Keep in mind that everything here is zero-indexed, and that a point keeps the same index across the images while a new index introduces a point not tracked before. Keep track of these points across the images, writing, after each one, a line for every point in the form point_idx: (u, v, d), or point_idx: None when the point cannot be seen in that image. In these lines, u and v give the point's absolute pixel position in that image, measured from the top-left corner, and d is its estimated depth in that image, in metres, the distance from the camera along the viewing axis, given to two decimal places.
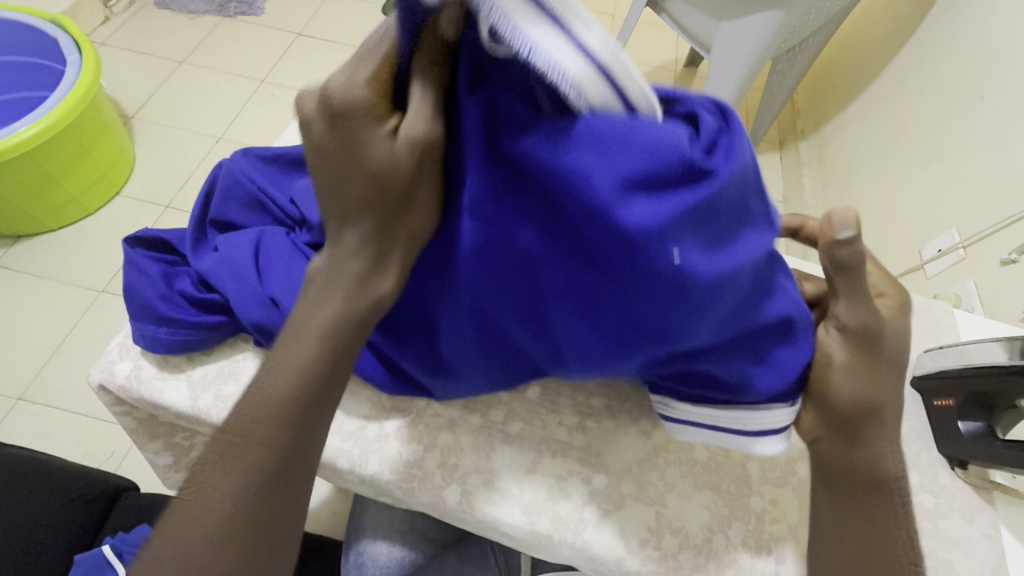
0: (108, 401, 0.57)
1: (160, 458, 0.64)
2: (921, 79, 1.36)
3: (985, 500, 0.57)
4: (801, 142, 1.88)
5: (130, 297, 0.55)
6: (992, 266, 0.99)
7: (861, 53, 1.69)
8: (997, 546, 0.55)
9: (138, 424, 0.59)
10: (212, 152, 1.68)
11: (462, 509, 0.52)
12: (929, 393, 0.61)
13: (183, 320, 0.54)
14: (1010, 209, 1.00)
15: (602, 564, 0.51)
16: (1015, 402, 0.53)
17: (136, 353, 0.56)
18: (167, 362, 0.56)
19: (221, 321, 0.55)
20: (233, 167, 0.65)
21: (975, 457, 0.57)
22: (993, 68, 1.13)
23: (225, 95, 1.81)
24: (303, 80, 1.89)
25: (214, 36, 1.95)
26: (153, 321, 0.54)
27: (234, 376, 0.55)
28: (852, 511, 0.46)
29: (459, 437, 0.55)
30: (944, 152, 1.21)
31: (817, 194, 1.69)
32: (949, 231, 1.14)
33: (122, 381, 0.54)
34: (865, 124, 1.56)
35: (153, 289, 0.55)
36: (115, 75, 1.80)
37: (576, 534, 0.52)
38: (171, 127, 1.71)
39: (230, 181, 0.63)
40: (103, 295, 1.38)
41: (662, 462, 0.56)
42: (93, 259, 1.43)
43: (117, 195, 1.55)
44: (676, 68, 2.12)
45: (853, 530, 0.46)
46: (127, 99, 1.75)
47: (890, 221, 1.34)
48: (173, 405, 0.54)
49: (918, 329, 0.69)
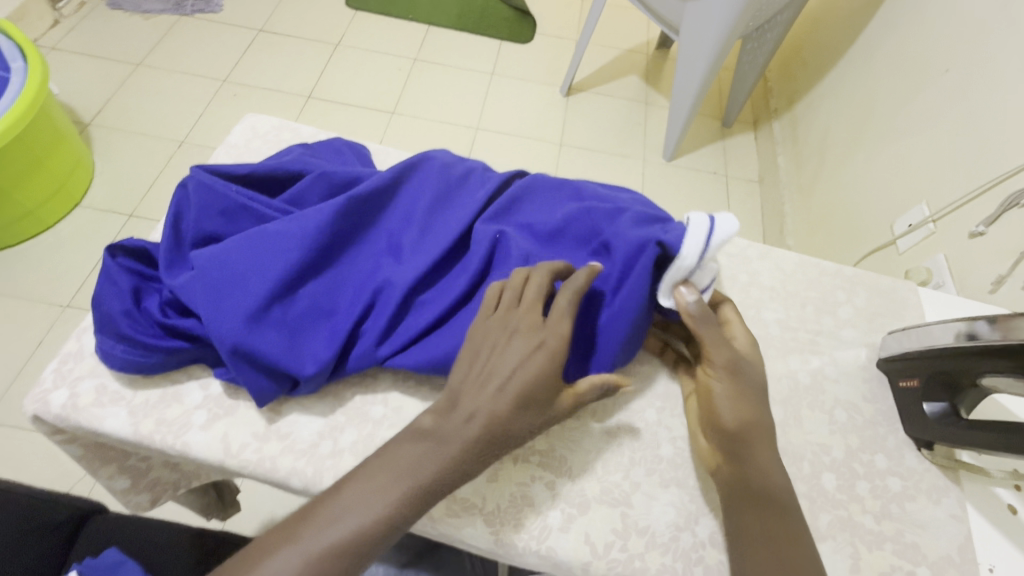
0: (47, 431, 0.54)
1: (116, 483, 0.61)
2: (888, 53, 1.35)
3: (951, 479, 0.57)
4: (774, 121, 1.87)
5: (95, 306, 0.53)
6: (961, 239, 0.99)
7: (829, 29, 1.67)
8: (963, 526, 0.55)
9: (83, 452, 0.56)
10: (174, 157, 1.62)
11: (422, 523, 0.51)
12: (895, 375, 0.61)
13: (141, 343, 0.52)
14: (977, 181, 1.00)
15: (568, 569, 0.50)
16: (978, 380, 0.53)
17: (73, 379, 0.53)
18: (106, 389, 0.53)
19: (179, 352, 0.53)
20: (210, 173, 0.60)
21: (940, 438, 0.56)
22: (957, 39, 1.13)
23: (185, 97, 1.75)
24: (267, 78, 1.83)
25: (171, 36, 1.88)
26: (113, 338, 0.52)
27: (178, 399, 0.53)
28: (753, 522, 0.46)
29: None
30: (912, 127, 1.21)
31: (792, 172, 1.69)
32: (919, 205, 1.14)
33: (57, 410, 0.52)
34: (835, 100, 1.55)
35: (121, 305, 0.53)
36: (68, 80, 1.73)
37: (541, 541, 0.50)
38: (130, 132, 1.65)
39: (204, 187, 0.58)
40: (68, 310, 1.34)
41: (627, 461, 0.55)
42: (56, 273, 1.38)
43: (77, 206, 1.50)
44: (649, 51, 2.10)
45: (754, 541, 0.45)
46: (81, 105, 1.68)
47: (863, 196, 1.34)
48: (120, 430, 0.51)
49: (883, 310, 0.69)
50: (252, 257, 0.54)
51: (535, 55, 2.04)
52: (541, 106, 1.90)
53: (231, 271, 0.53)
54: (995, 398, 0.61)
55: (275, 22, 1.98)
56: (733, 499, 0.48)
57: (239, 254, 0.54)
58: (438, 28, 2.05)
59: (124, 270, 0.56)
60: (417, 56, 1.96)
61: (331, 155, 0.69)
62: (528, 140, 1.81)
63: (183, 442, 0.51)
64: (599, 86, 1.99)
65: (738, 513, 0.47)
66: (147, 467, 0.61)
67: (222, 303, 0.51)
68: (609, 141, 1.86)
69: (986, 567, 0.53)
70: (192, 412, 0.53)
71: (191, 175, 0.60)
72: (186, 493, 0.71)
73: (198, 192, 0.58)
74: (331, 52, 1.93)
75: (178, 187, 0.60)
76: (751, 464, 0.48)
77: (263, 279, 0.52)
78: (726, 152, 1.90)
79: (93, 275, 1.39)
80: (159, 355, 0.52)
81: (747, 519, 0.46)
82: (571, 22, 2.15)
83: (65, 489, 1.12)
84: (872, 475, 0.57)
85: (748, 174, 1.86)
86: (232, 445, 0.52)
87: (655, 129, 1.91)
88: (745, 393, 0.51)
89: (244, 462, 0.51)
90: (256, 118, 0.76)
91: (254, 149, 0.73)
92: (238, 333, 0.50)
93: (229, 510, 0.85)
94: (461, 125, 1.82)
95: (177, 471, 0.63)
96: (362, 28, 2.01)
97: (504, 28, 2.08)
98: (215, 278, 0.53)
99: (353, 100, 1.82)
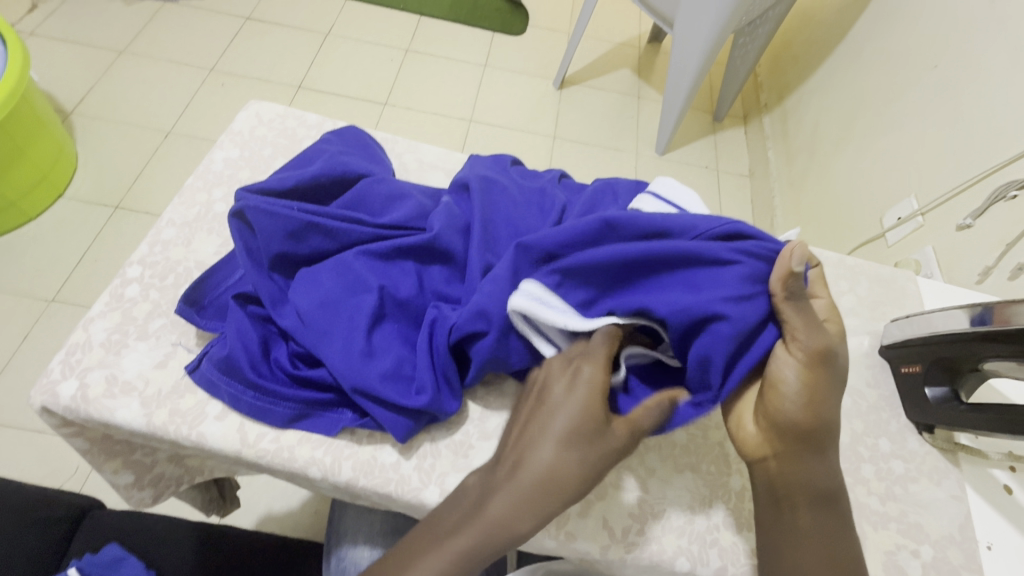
0: (55, 423, 0.53)
1: (120, 478, 0.59)
2: (878, 49, 1.38)
3: (951, 461, 0.59)
4: (764, 116, 1.90)
5: (218, 357, 0.51)
6: (949, 231, 1.02)
7: (819, 25, 1.70)
8: (963, 505, 0.56)
9: (91, 445, 0.55)
10: (161, 148, 1.59)
11: None
12: (897, 360, 0.62)
13: (270, 388, 0.51)
14: (966, 175, 1.02)
15: (587, 554, 0.51)
16: (978, 365, 0.55)
17: (82, 370, 0.52)
18: (117, 380, 0.52)
19: (307, 393, 0.52)
20: (263, 199, 0.56)
21: (941, 421, 0.58)
22: (945, 34, 1.15)
23: (172, 86, 1.71)
24: (256, 67, 1.80)
25: (155, 24, 1.83)
26: (241, 383, 0.51)
27: (192, 390, 0.52)
28: (814, 521, 0.46)
29: (435, 439, 0.54)
30: (900, 121, 1.24)
31: (782, 166, 1.72)
32: (908, 199, 1.16)
33: (67, 402, 0.50)
34: (825, 95, 1.58)
35: (234, 353, 0.51)
36: (48, 68, 1.67)
37: (560, 526, 0.51)
38: (115, 122, 1.61)
39: (264, 214, 0.53)
40: (54, 305, 1.30)
41: (641, 447, 0.56)
42: (40, 265, 1.35)
43: (61, 198, 1.45)
44: (641, 45, 2.11)
45: (805, 536, 0.45)
46: (63, 93, 1.63)
47: (853, 191, 1.36)
48: (198, 441, 0.50)
49: (883, 300, 0.71)
50: (354, 289, 0.52)
51: (528, 47, 2.03)
52: (534, 100, 1.90)
53: (339, 308, 0.52)
54: (991, 383, 0.63)
55: (263, 11, 1.94)
56: (783, 491, 0.46)
57: (335, 290, 0.52)
58: (429, 18, 2.03)
59: (248, 318, 0.53)
60: (409, 47, 1.94)
61: (357, 150, 0.67)
62: (521, 134, 1.81)
63: (199, 433, 0.50)
64: (592, 79, 1.99)
65: (789, 513, 0.46)
66: (153, 460, 0.59)
67: (337, 343, 0.50)
68: (602, 134, 1.86)
69: (985, 544, 0.55)
70: (207, 402, 0.52)
71: (240, 199, 0.55)
72: (191, 487, 0.70)
73: (263, 219, 0.53)
74: (321, 41, 1.90)
75: (233, 220, 0.54)
76: (828, 463, 0.47)
77: (367, 317, 0.51)
78: (717, 145, 1.93)
79: (79, 268, 1.36)
80: (290, 401, 0.51)
81: (789, 513, 0.46)
82: (564, 15, 2.14)
83: (57, 485, 1.09)
84: (876, 459, 0.59)
85: (739, 168, 1.88)
86: (248, 434, 0.51)
87: (648, 123, 1.92)
88: (822, 387, 0.47)
89: (261, 451, 0.51)
90: (260, 105, 0.74)
91: (260, 138, 0.71)
92: (362, 378, 0.49)
93: (229, 507, 0.83)
94: (455, 117, 1.81)
95: (185, 462, 0.62)
96: (352, 17, 1.98)
97: (497, 21, 2.07)
98: (324, 320, 0.51)
99: (344, 91, 1.80)
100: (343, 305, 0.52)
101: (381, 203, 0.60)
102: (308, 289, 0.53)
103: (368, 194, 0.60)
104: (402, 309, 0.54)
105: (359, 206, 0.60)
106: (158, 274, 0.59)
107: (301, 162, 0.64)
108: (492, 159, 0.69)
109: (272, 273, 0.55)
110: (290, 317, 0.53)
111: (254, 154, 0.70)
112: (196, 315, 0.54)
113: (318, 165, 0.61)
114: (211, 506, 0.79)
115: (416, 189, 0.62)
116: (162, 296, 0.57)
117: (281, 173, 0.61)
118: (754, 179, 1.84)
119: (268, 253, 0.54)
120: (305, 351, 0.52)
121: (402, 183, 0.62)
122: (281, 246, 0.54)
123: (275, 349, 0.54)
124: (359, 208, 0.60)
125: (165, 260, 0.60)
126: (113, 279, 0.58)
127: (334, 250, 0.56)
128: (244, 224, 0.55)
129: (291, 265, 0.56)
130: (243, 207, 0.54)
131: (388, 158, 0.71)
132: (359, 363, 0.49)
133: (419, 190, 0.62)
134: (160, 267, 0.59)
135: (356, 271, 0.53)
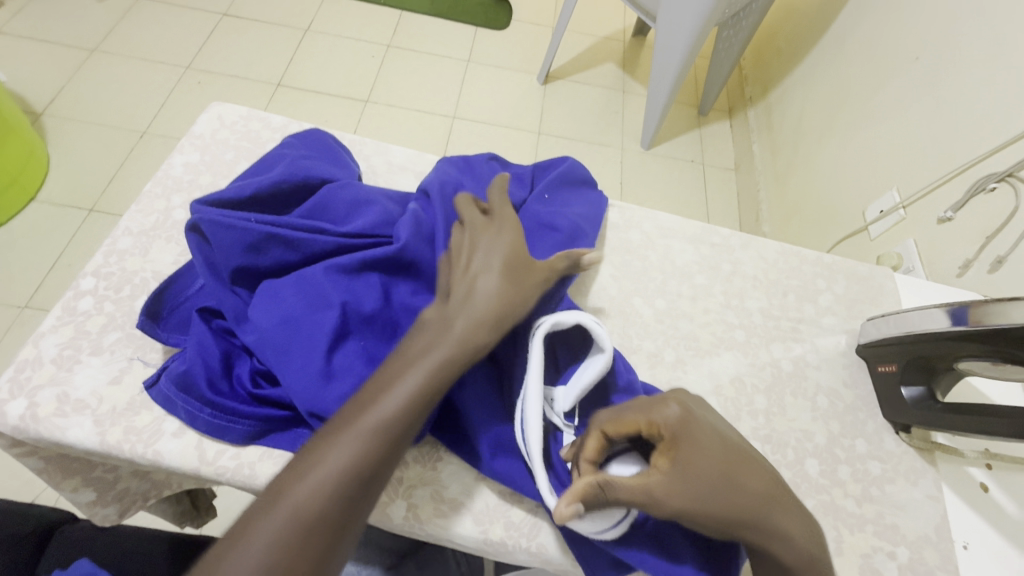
0: (5, 444, 0.51)
1: (80, 497, 0.57)
2: (860, 41, 1.37)
3: (927, 461, 0.59)
4: (749, 110, 1.89)
5: (177, 375, 0.49)
6: (930, 225, 1.02)
7: (803, 17, 1.69)
8: (939, 505, 0.56)
9: (46, 464, 0.53)
10: (137, 149, 1.55)
11: (410, 525, 0.50)
12: (874, 359, 0.62)
13: (229, 408, 0.49)
14: (945, 168, 1.02)
15: (560, 565, 0.50)
16: (953, 364, 0.54)
17: (31, 389, 0.50)
18: (68, 398, 0.50)
19: (265, 414, 0.50)
20: (224, 210, 0.54)
21: (917, 421, 0.57)
22: (926, 25, 1.15)
23: (147, 85, 1.67)
24: (233, 64, 1.76)
25: (128, 21, 1.78)
26: (197, 401, 0.48)
27: (149, 406, 0.50)
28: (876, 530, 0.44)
29: (402, 451, 0.52)
30: (883, 115, 1.24)
31: (767, 160, 1.71)
32: (890, 192, 1.16)
33: (15, 422, 0.48)
34: (809, 87, 1.57)
35: (192, 369, 0.49)
36: (17, 67, 1.62)
37: (532, 538, 0.50)
38: (89, 122, 1.57)
39: (219, 226, 0.51)
40: (26, 311, 1.27)
41: None
42: (13, 271, 1.31)
43: (33, 202, 1.42)
44: (625, 38, 2.09)
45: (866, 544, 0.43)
46: (33, 93, 1.59)
47: (837, 185, 1.36)
48: (153, 461, 0.49)
49: (861, 298, 0.70)
50: (314, 305, 0.51)
51: (512, 42, 2.00)
52: (518, 95, 1.88)
53: (298, 325, 0.50)
54: (968, 381, 0.62)
55: (240, 7, 1.89)
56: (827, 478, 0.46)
57: (295, 306, 0.51)
58: (411, 13, 1.99)
59: (211, 332, 0.51)
60: (390, 42, 1.91)
61: (321, 153, 0.65)
62: (505, 130, 1.79)
63: (155, 451, 0.49)
64: (577, 74, 1.98)
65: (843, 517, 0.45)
66: (114, 477, 0.58)
67: (296, 363, 0.48)
68: (586, 129, 1.85)
69: (961, 544, 0.54)
70: (164, 418, 0.50)
71: (196, 208, 0.53)
72: (159, 501, 0.68)
73: (220, 232, 0.51)
74: (300, 37, 1.86)
75: (189, 234, 0.52)
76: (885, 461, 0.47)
77: (328, 335, 0.49)
78: (703, 140, 1.92)
79: (53, 273, 1.33)
80: (250, 419, 0.49)
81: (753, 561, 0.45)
82: (548, 9, 2.12)
83: (31, 499, 1.07)
84: (853, 460, 0.58)
85: (724, 162, 1.87)
86: (207, 451, 0.49)
87: (632, 118, 1.90)
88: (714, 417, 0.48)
89: (221, 468, 0.49)
90: (223, 106, 0.72)
91: (221, 141, 0.69)
92: (321, 400, 0.47)
93: (203, 519, 0.81)
94: (437, 114, 1.78)
95: (148, 479, 0.60)
96: (331, 13, 1.94)
97: (480, 15, 2.04)
98: (284, 338, 0.49)
99: (324, 88, 1.76)
100: (305, 320, 0.50)
101: (346, 209, 0.58)
102: (269, 304, 0.51)
103: (331, 201, 0.58)
104: (368, 325, 0.51)
105: (325, 215, 0.58)
106: (113, 285, 0.56)
107: (260, 168, 0.61)
108: (462, 159, 0.67)
109: (236, 286, 0.54)
110: (254, 331, 0.51)
111: (216, 158, 0.67)
112: (157, 329, 0.52)
113: (280, 172, 0.59)
114: (184, 519, 0.77)
115: (381, 194, 0.60)
116: (118, 309, 0.55)
117: (240, 180, 0.59)
118: (739, 174, 1.83)
119: (227, 266, 0.52)
120: (265, 368, 0.50)
121: (368, 189, 0.60)
122: (242, 258, 0.52)
123: (236, 364, 0.52)
124: (324, 216, 0.58)
125: (121, 270, 0.57)
126: (66, 291, 0.55)
127: (297, 261, 0.54)
128: (200, 236, 0.53)
129: (252, 277, 0.54)
130: (199, 218, 0.52)
131: (356, 161, 0.69)
132: (318, 385, 0.47)
133: (388, 195, 0.61)
134: (115, 278, 0.57)
135: (319, 285, 0.52)
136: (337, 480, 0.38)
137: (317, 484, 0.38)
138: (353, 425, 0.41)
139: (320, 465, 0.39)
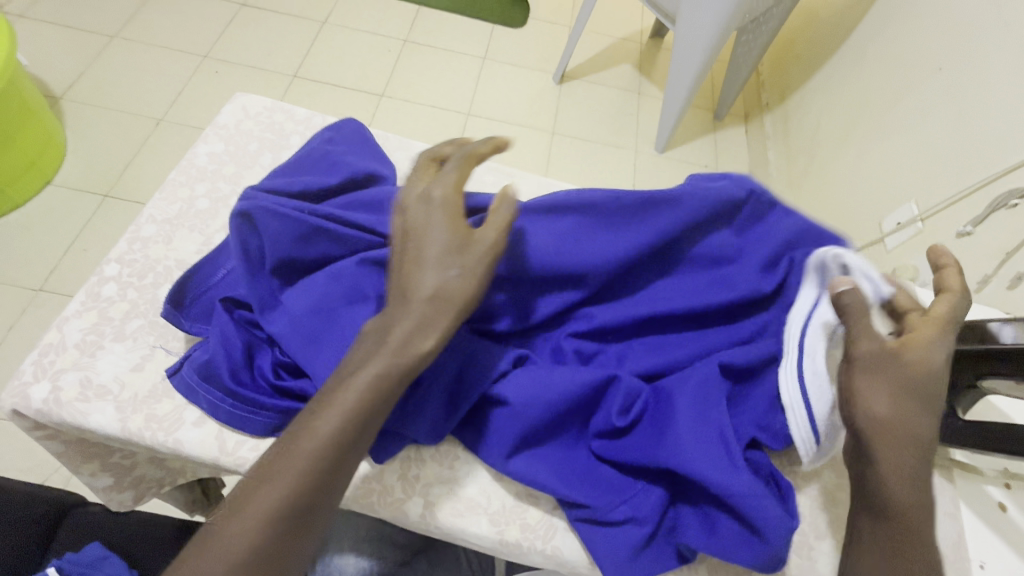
0: (27, 426, 0.51)
1: (97, 481, 0.58)
2: (881, 51, 1.36)
3: (946, 477, 0.58)
4: (766, 116, 1.88)
5: (200, 362, 0.49)
6: (948, 239, 1.01)
7: (823, 24, 1.68)
8: (956, 523, 0.56)
9: (66, 448, 0.54)
10: (153, 136, 1.56)
11: (426, 523, 0.50)
12: None
13: (251, 398, 0.49)
14: (965, 183, 1.01)
15: (574, 568, 0.50)
16: (976, 381, 0.52)
17: (55, 373, 0.50)
18: (91, 383, 0.50)
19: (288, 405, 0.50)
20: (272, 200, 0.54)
21: (939, 437, 0.57)
22: (949, 37, 1.14)
23: (164, 72, 1.67)
24: (250, 54, 1.76)
25: (148, 9, 1.79)
26: (219, 391, 0.49)
27: (170, 394, 0.51)
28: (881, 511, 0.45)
29: (419, 448, 0.53)
30: (903, 126, 1.23)
31: (782, 167, 1.70)
32: (908, 204, 1.15)
33: (38, 405, 0.49)
34: (827, 95, 1.56)
35: (214, 359, 0.49)
36: (37, 51, 1.63)
37: (547, 540, 0.50)
38: (107, 108, 1.58)
39: (270, 214, 0.51)
40: (41, 294, 1.28)
41: None
42: (28, 253, 1.32)
43: (49, 185, 1.43)
44: (642, 40, 2.08)
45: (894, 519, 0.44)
46: (52, 77, 1.60)
47: (852, 194, 1.35)
48: (175, 448, 0.49)
49: None
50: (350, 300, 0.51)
51: (528, 40, 2.00)
52: (532, 94, 1.87)
53: (332, 318, 0.50)
54: (988, 399, 0.62)
55: None
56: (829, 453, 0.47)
57: (332, 300, 0.51)
58: (428, 9, 1.99)
59: (234, 322, 0.52)
60: (407, 37, 1.90)
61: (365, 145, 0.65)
62: (519, 128, 1.79)
63: (175, 439, 0.49)
64: (592, 74, 1.97)
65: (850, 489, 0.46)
66: (132, 463, 0.58)
67: (326, 357, 0.49)
68: (600, 130, 1.84)
69: (978, 563, 0.54)
70: (184, 407, 0.50)
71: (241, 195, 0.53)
72: (173, 488, 0.68)
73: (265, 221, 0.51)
74: (318, 29, 1.86)
75: (236, 218, 0.51)
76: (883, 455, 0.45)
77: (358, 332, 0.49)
78: (717, 144, 1.90)
79: (67, 257, 1.33)
80: (271, 411, 0.49)
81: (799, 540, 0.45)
82: (566, 8, 2.11)
83: (41, 480, 1.08)
84: None
85: (738, 168, 1.86)
86: (227, 442, 0.50)
87: (647, 120, 1.89)
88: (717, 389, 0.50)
89: (241, 459, 0.49)
90: (247, 97, 0.72)
91: (245, 132, 0.69)
92: None
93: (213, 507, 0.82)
94: (451, 110, 1.78)
95: (164, 466, 0.60)
96: (349, 6, 1.94)
97: (498, 13, 2.04)
98: (316, 331, 0.50)
99: (340, 81, 1.77)
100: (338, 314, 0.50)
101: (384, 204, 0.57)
102: (301, 297, 0.51)
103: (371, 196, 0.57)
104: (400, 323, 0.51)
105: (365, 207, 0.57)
106: (136, 272, 0.57)
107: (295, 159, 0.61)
108: None
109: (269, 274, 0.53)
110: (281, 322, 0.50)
111: (240, 149, 0.67)
112: (181, 317, 0.53)
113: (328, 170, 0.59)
114: (195, 506, 0.78)
115: None
116: (141, 296, 0.55)
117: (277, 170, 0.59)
118: None
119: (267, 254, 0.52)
120: (287, 360, 0.50)
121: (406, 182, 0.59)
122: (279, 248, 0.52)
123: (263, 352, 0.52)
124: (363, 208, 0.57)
125: (145, 258, 0.58)
126: (90, 277, 0.56)
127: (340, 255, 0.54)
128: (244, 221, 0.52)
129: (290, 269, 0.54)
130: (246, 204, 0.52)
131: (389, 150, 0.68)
132: None
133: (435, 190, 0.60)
134: (138, 266, 0.57)
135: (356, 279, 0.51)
136: (281, 509, 0.38)
137: (252, 516, 0.37)
138: (293, 451, 0.40)
139: (254, 497, 0.38)
